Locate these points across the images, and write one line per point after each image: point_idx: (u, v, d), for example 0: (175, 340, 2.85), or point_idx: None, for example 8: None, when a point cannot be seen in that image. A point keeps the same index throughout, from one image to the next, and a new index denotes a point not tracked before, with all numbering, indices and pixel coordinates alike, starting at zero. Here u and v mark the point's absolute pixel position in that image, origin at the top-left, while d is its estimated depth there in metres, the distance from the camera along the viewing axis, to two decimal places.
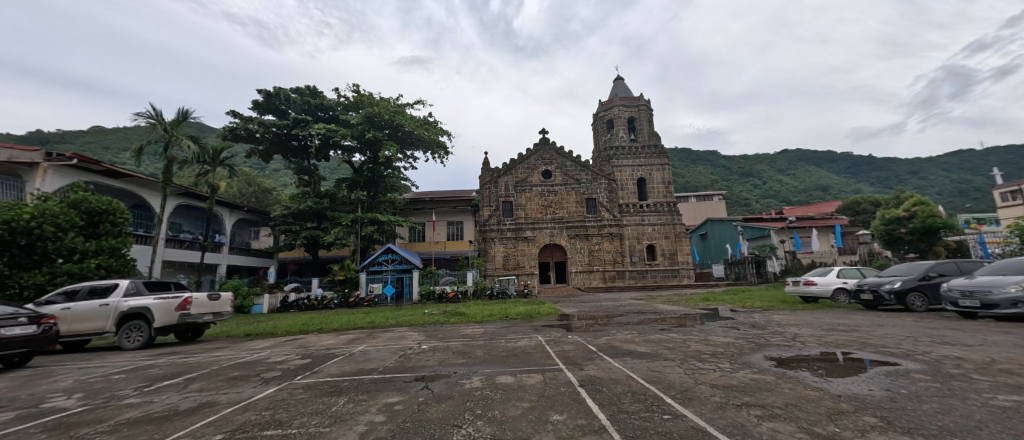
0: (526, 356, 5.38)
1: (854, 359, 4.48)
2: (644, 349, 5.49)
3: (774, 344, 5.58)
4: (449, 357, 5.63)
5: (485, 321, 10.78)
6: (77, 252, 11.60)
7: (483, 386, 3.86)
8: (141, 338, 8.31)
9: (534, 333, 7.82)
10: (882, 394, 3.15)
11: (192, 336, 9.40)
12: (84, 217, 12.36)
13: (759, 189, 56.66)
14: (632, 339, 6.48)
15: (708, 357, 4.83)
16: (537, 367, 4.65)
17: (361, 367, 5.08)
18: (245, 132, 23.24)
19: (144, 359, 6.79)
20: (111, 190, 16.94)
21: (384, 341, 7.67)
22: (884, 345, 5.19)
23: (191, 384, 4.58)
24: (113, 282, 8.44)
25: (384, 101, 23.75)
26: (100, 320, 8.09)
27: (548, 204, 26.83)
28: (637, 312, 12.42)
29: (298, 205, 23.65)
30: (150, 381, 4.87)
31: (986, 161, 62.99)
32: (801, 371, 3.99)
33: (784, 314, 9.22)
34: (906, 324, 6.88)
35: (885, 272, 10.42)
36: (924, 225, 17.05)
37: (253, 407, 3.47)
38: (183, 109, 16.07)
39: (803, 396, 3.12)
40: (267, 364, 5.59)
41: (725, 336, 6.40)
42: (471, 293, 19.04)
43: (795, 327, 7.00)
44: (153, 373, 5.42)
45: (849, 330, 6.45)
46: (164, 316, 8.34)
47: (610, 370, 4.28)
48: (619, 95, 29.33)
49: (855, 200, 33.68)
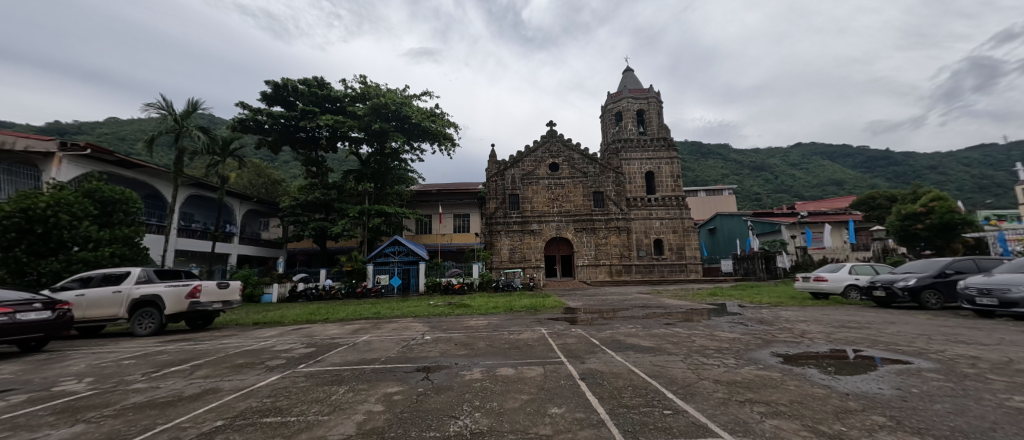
0: (527, 348, 5.36)
1: (865, 357, 4.36)
2: (647, 343, 5.43)
3: (781, 341, 5.46)
4: (451, 348, 5.62)
5: (489, 313, 10.80)
6: (92, 240, 11.84)
7: (483, 378, 3.85)
8: (153, 325, 8.51)
9: (537, 326, 7.78)
10: (894, 394, 3.04)
11: (204, 324, 9.57)
12: (98, 206, 12.65)
13: (770, 184, 55.49)
14: (636, 333, 6.40)
15: (713, 352, 4.75)
16: (538, 360, 4.63)
17: (362, 357, 5.11)
18: (254, 123, 23.46)
19: (155, 345, 6.93)
20: (124, 181, 17.26)
21: (389, 331, 7.74)
22: (895, 343, 5.06)
23: (197, 371, 4.64)
24: (125, 270, 8.61)
25: (391, 92, 23.60)
26: (114, 307, 8.29)
27: (554, 197, 26.71)
28: (642, 306, 12.35)
29: (306, 197, 23.91)
30: (158, 367, 4.97)
31: (1010, 157, 60.76)
32: (808, 368, 3.90)
33: (792, 310, 9.11)
34: (921, 323, 6.68)
35: (900, 269, 10.13)
36: (942, 221, 16.57)
37: (255, 394, 3.50)
38: (193, 100, 16.25)
39: (809, 394, 3.05)
40: (271, 352, 5.67)
41: (731, 332, 6.32)
42: (477, 285, 19.10)
43: (804, 324, 6.86)
44: (162, 359, 5.53)
45: (859, 328, 6.30)
46: (175, 303, 8.48)
47: (611, 364, 4.24)
48: (629, 87, 28.83)
49: (871, 196, 32.78)
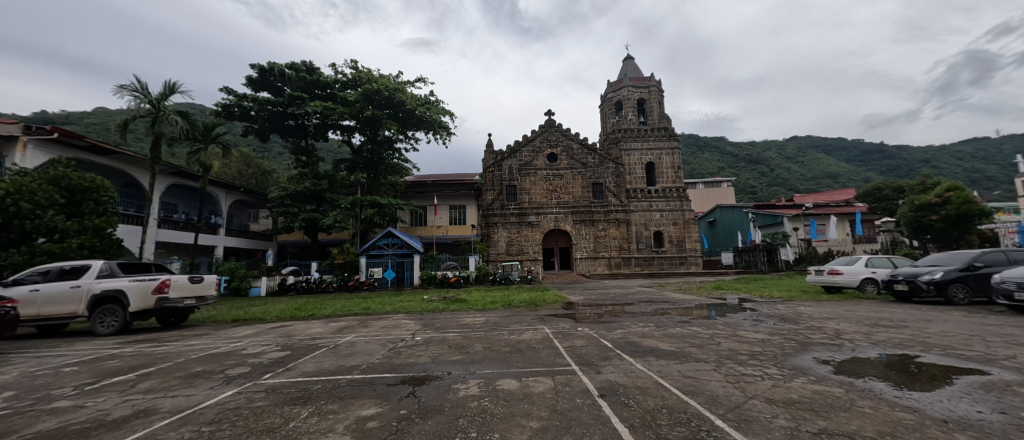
0: (531, 353, 4.67)
1: (927, 366, 3.73)
2: (667, 347, 4.76)
3: (819, 343, 4.81)
4: (444, 352, 4.93)
5: (487, 309, 10.10)
6: (58, 231, 11.00)
7: (481, 394, 3.14)
8: (116, 323, 7.72)
9: (539, 325, 7.12)
10: (1002, 421, 2.42)
11: (176, 321, 8.81)
12: (65, 194, 11.71)
13: (767, 177, 54.91)
14: (651, 333, 5.74)
15: (748, 358, 4.08)
16: (546, 369, 3.93)
17: (341, 365, 4.36)
18: (240, 110, 22.41)
19: (110, 347, 6.13)
20: (98, 169, 16.25)
21: (376, 331, 7.03)
22: (952, 347, 4.45)
23: (140, 383, 3.90)
24: (85, 262, 7.83)
25: (384, 77, 22.55)
26: (72, 303, 7.52)
27: (552, 188, 26.00)
28: (648, 301, 11.80)
29: (295, 187, 22.92)
30: (99, 377, 4.22)
31: (1003, 151, 60.97)
32: (870, 380, 3.27)
33: (810, 306, 8.59)
34: (961, 321, 6.09)
35: (922, 261, 9.55)
36: (958, 212, 16.05)
37: (193, 421, 2.78)
38: (169, 82, 15.19)
39: (898, 421, 2.41)
40: (238, 357, 4.94)
41: (757, 331, 5.66)
42: (474, 279, 18.43)
43: (833, 322, 6.25)
44: (110, 366, 4.78)
45: (896, 327, 5.69)
46: (141, 300, 7.68)
47: (633, 375, 3.56)
48: (629, 75, 27.94)
49: (875, 188, 32.30)
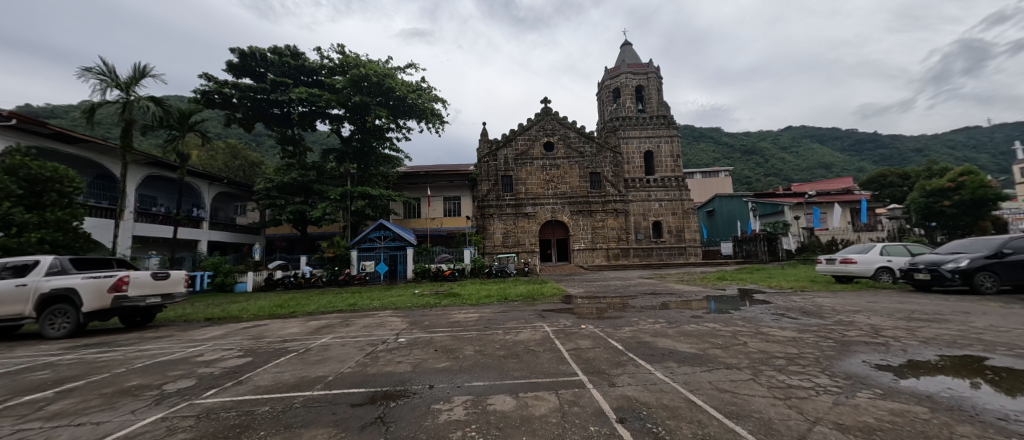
0: (529, 358, 4.01)
1: (1005, 370, 3.10)
2: (687, 349, 4.10)
3: (861, 342, 4.17)
4: (429, 358, 4.24)
5: (480, 305, 9.42)
6: (15, 225, 10.17)
7: (468, 419, 2.47)
8: (68, 325, 6.95)
9: (538, 322, 6.47)
10: None
11: (142, 321, 8.05)
12: (24, 185, 10.81)
13: (762, 167, 54.45)
14: (664, 332, 5.08)
15: (787, 364, 3.43)
16: (548, 379, 3.27)
17: (304, 376, 3.66)
18: (220, 97, 21.30)
19: (50, 354, 5.37)
20: (64, 158, 15.22)
21: (357, 331, 6.30)
22: (1017, 345, 3.84)
23: (51, 403, 3.18)
24: (33, 258, 7.06)
25: (372, 62, 21.51)
26: (18, 303, 6.76)
27: (549, 178, 25.26)
28: (652, 294, 11.18)
29: (282, 178, 21.91)
30: (7, 395, 3.50)
31: (995, 139, 60.93)
32: (953, 394, 2.62)
33: (828, 297, 8.01)
34: (1004, 313, 5.52)
35: (942, 249, 9.03)
36: (972, 197, 15.58)
37: None
38: (139, 65, 14.11)
39: None
40: (186, 367, 4.20)
41: (783, 329, 5.03)
42: (468, 272, 17.65)
43: (863, 315, 5.65)
44: (31, 380, 4.03)
45: (938, 321, 5.08)
46: (95, 299, 6.89)
47: (656, 389, 2.88)
48: (626, 61, 27.00)
49: (878, 176, 31.76)
